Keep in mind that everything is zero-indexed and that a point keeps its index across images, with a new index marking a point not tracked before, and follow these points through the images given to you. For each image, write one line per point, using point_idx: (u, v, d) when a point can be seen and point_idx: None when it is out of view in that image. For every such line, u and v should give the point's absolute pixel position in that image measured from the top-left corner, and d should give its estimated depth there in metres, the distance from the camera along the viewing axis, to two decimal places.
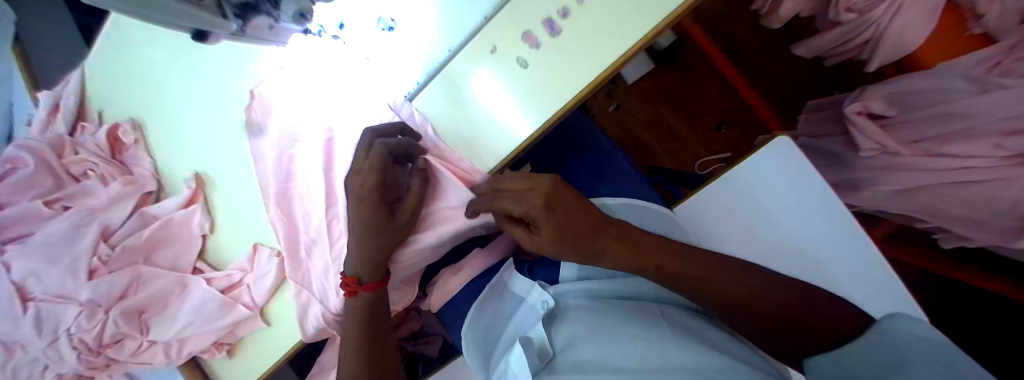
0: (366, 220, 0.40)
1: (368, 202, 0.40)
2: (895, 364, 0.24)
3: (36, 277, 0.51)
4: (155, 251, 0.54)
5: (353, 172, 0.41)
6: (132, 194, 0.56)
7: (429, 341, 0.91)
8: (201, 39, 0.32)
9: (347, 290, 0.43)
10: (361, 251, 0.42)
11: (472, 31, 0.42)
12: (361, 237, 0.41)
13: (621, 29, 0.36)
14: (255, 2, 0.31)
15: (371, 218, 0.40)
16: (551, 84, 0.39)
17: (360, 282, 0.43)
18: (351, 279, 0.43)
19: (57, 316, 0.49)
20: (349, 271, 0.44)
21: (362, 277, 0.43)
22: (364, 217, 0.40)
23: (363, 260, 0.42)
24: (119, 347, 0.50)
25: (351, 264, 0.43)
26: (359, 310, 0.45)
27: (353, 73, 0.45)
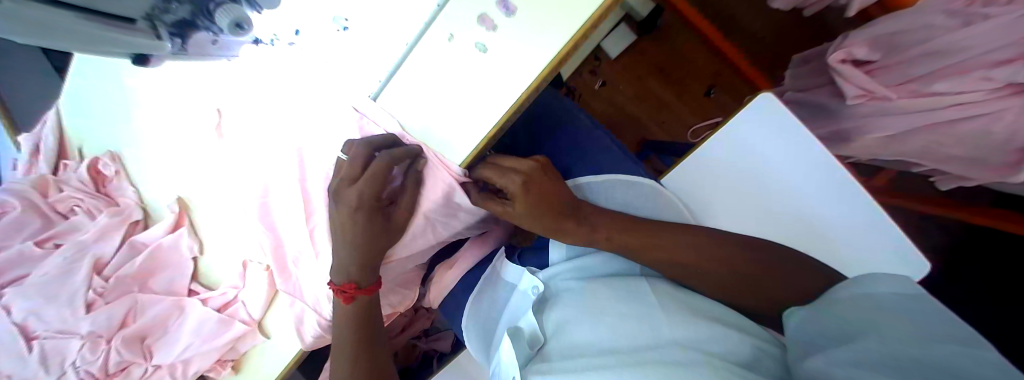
0: (367, 232, 0.41)
1: (369, 210, 0.41)
2: (866, 327, 0.25)
3: (37, 316, 0.51)
4: (150, 278, 0.54)
5: (349, 181, 0.40)
6: (118, 226, 0.56)
7: (440, 337, 0.92)
8: (142, 63, 0.32)
9: (346, 295, 0.43)
10: (356, 258, 0.42)
11: (429, 20, 0.40)
12: (355, 242, 0.42)
13: (580, 3, 0.35)
14: (192, 19, 0.30)
15: (371, 225, 0.41)
16: (514, 67, 0.38)
17: (358, 285, 0.44)
18: (349, 284, 0.43)
19: (64, 351, 0.50)
20: (342, 279, 0.44)
21: (359, 281, 0.44)
22: (363, 225, 0.41)
23: (359, 263, 0.43)
24: (126, 374, 0.51)
25: (345, 271, 0.43)
26: (352, 316, 0.45)
27: (315, 79, 0.45)
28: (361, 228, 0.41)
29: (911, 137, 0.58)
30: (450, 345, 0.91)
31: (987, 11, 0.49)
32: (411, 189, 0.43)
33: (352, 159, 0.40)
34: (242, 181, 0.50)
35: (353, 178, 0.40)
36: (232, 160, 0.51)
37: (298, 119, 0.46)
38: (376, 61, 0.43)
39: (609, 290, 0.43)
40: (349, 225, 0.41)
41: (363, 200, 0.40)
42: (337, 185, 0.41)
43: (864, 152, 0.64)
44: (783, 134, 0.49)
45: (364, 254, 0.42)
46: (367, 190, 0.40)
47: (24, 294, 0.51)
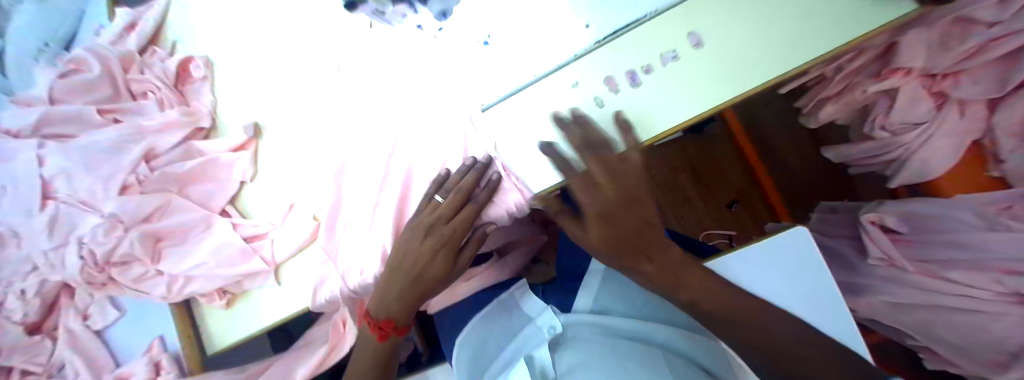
0: (432, 277, 0.48)
1: (441, 257, 0.47)
2: None
3: (66, 177, 0.52)
4: (190, 185, 0.54)
5: (438, 220, 0.46)
6: (183, 126, 0.56)
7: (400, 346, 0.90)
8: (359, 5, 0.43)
9: (381, 333, 0.51)
10: (405, 298, 0.49)
11: (560, 65, 0.45)
12: (414, 290, 0.48)
13: (698, 92, 0.40)
14: None
15: (434, 272, 0.48)
16: (621, 126, 0.43)
17: (395, 325, 0.51)
18: (386, 324, 0.51)
19: (75, 221, 0.51)
20: (382, 316, 0.51)
21: (396, 321, 0.51)
22: (428, 273, 0.48)
23: (403, 309, 0.50)
24: (125, 268, 0.51)
25: (385, 313, 0.50)
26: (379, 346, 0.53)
27: (441, 67, 0.50)
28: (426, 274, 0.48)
29: (916, 312, 0.62)
30: (408, 357, 0.90)
31: (1011, 223, 0.55)
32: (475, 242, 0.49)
33: (448, 204, 0.45)
34: (329, 133, 0.53)
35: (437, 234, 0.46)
36: (324, 111, 0.54)
37: (412, 97, 0.51)
38: (501, 77, 0.47)
39: (627, 353, 0.44)
40: (419, 267, 0.47)
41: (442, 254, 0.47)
42: (428, 221, 0.46)
43: (868, 310, 0.68)
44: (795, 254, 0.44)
45: (415, 301, 0.50)
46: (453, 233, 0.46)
47: (63, 152, 0.52)
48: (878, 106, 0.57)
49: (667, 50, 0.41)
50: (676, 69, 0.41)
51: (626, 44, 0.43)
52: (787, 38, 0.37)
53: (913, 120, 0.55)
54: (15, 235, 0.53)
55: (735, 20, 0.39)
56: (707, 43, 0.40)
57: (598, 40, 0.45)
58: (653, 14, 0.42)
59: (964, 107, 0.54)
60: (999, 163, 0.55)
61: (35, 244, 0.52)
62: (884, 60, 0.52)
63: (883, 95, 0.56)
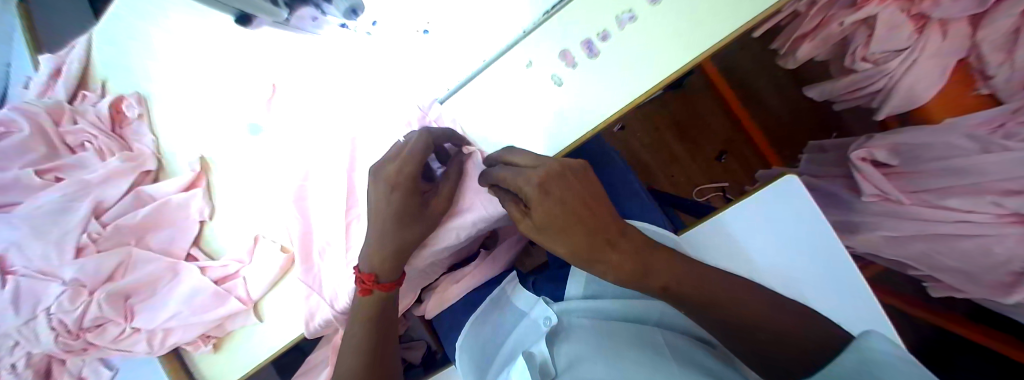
0: (400, 218, 0.39)
1: (401, 189, 0.38)
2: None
3: (18, 249, 0.49)
4: (149, 233, 0.52)
5: (388, 158, 0.39)
6: (129, 172, 0.53)
7: (412, 346, 0.91)
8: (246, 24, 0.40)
9: (364, 287, 0.42)
10: (381, 244, 0.40)
11: (511, 46, 0.43)
12: (390, 228, 0.40)
13: (659, 57, 0.38)
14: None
15: (406, 209, 0.39)
16: (585, 103, 0.41)
17: (377, 279, 0.42)
18: (369, 277, 0.41)
19: (39, 293, 0.48)
20: (366, 268, 0.42)
21: (380, 275, 0.42)
22: (399, 207, 0.39)
23: (382, 256, 0.41)
24: (100, 332, 0.48)
25: (369, 260, 0.41)
26: (367, 312, 0.44)
27: (383, 66, 0.46)
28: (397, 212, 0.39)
29: (912, 242, 0.61)
30: (421, 357, 0.90)
31: (1007, 143, 0.53)
32: (453, 176, 0.41)
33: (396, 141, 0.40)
34: (281, 155, 0.50)
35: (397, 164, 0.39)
36: (274, 132, 0.51)
37: (353, 101, 0.47)
38: (450, 68, 0.45)
39: (626, 338, 0.41)
40: (386, 201, 0.39)
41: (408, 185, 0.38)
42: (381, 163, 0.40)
43: (866, 244, 0.66)
44: (793, 202, 0.44)
45: (395, 249, 0.40)
46: (406, 168, 0.38)
47: (7, 223, 0.50)
48: (857, 39, 0.54)
49: (622, 11, 0.39)
50: (632, 34, 0.39)
51: (577, 10, 0.40)
52: None
53: (894, 48, 0.52)
54: None
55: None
56: None
57: (545, 10, 0.41)
58: None
59: (946, 28, 0.50)
60: (987, 80, 0.54)
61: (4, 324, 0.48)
62: None
63: (861, 26, 0.53)
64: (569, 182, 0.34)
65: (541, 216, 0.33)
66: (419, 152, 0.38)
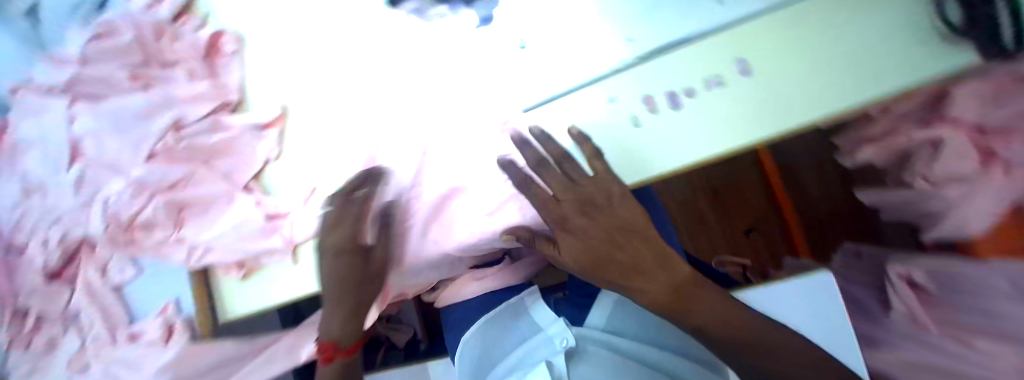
0: (348, 270, 0.54)
1: (346, 252, 0.53)
2: None
3: (96, 140, 0.53)
4: (216, 157, 0.54)
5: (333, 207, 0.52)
6: (209, 100, 0.54)
7: (399, 330, 0.95)
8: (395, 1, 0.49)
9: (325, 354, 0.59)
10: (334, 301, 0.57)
11: (599, 77, 0.44)
12: (336, 280, 0.54)
13: (746, 125, 0.41)
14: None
15: (352, 270, 0.55)
16: (660, 148, 0.43)
17: (336, 347, 0.60)
18: (327, 345, 0.59)
19: (101, 182, 0.53)
20: (326, 337, 0.60)
21: (338, 343, 0.60)
22: (342, 271, 0.54)
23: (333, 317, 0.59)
24: (148, 233, 0.51)
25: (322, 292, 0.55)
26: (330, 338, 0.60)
27: (472, 61, 0.48)
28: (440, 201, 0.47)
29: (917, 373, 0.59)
30: (405, 343, 0.94)
31: None
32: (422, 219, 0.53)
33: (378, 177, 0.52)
34: (354, 120, 0.52)
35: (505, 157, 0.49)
36: (348, 97, 0.52)
37: (437, 88, 0.49)
38: (539, 81, 0.46)
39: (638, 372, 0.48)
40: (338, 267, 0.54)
41: (502, 176, 0.48)
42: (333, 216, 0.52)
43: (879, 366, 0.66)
44: None
45: (339, 296, 0.56)
46: (348, 235, 0.53)
47: (92, 113, 0.54)
48: (921, 154, 0.56)
49: (710, 75, 0.41)
50: (718, 97, 0.41)
51: (670, 63, 0.42)
52: (828, 82, 0.38)
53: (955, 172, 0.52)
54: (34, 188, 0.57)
55: (783, 57, 0.39)
56: (753, 72, 0.40)
57: (639, 54, 0.43)
58: (703, 35, 0.41)
59: None
60: None
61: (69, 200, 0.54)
62: (931, 110, 0.53)
63: (926, 144, 0.55)
64: (599, 205, 0.48)
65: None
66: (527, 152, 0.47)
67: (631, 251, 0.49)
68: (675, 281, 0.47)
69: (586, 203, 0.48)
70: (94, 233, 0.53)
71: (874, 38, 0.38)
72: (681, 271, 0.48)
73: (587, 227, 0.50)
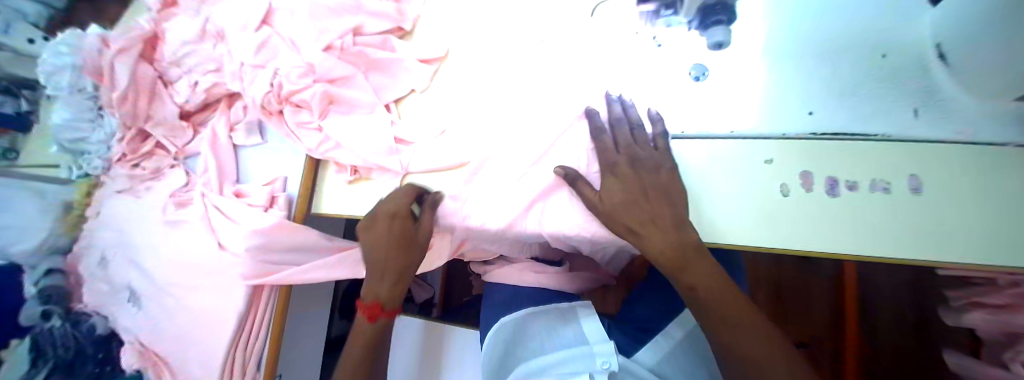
0: (400, 230, 0.51)
1: (402, 214, 0.51)
2: None
3: (289, 12, 0.57)
4: (373, 70, 0.58)
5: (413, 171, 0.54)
6: (387, 21, 0.59)
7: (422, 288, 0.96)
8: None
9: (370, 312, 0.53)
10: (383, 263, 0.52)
11: (762, 135, 0.42)
12: (386, 240, 0.52)
13: (896, 237, 0.38)
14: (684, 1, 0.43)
15: (402, 232, 0.51)
16: (799, 227, 0.40)
17: (382, 307, 0.53)
18: (374, 304, 0.53)
19: (276, 53, 0.57)
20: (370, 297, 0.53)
21: (384, 303, 0.53)
22: (394, 230, 0.51)
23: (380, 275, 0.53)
24: (296, 113, 0.56)
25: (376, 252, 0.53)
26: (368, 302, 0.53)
27: (637, 72, 0.48)
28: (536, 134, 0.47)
29: None
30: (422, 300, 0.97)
31: None
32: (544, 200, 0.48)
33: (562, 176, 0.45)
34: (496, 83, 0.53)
35: (617, 142, 0.44)
36: (501, 67, 0.54)
37: (594, 82, 0.49)
38: (696, 115, 0.45)
39: None
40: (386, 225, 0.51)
41: (610, 166, 0.43)
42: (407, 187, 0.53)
43: None
44: None
45: (389, 253, 0.52)
46: (405, 197, 0.52)
47: None
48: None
49: (880, 177, 0.39)
50: (882, 201, 0.39)
51: (842, 150, 0.40)
52: (1001, 228, 0.36)
53: None
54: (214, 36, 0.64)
55: (960, 192, 0.37)
56: (926, 192, 0.38)
57: (812, 130, 0.41)
58: (883, 137, 0.40)
59: None
60: None
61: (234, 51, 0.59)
62: None
63: None
64: (650, 202, 0.41)
65: (620, 196, 0.42)
66: (645, 154, 0.43)
67: (700, 267, 0.39)
68: (724, 303, 0.38)
69: (644, 196, 0.41)
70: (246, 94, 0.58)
71: None
72: (731, 297, 0.38)
73: (647, 220, 0.41)
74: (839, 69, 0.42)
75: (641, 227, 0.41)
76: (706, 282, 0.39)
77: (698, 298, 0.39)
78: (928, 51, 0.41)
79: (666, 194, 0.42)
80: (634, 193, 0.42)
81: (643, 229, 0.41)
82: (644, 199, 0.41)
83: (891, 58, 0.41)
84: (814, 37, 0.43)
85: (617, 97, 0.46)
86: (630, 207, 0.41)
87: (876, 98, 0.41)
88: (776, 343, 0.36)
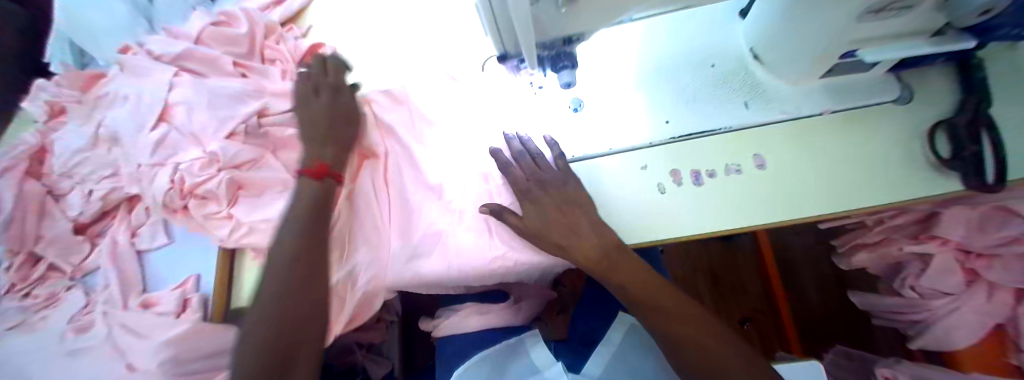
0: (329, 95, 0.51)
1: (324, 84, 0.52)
2: None
3: (187, 107, 0.57)
4: (283, 148, 0.59)
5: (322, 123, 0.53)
6: (293, 99, 0.62)
7: (380, 362, 0.88)
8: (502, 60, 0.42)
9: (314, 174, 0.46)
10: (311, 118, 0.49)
11: (635, 146, 0.48)
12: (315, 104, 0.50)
13: (761, 205, 0.44)
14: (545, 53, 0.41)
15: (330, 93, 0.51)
16: (683, 216, 0.45)
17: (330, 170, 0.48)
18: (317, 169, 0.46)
19: (178, 149, 0.56)
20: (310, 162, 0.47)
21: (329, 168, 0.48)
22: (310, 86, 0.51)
23: (322, 138, 0.48)
24: (202, 205, 0.53)
25: (319, 148, 0.48)
26: (311, 196, 0.46)
27: (527, 112, 0.53)
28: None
29: None
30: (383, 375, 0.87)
31: None
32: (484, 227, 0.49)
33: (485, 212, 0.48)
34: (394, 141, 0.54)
35: (524, 173, 0.47)
36: None
37: (493, 125, 0.53)
38: (580, 140, 0.50)
39: None
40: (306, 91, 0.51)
41: (524, 193, 0.46)
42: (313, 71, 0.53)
43: None
44: None
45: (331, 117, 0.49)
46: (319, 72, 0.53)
47: (193, 86, 0.58)
48: (912, 267, 0.60)
49: (731, 162, 0.46)
50: (738, 180, 0.46)
51: (698, 147, 0.48)
52: (834, 183, 0.44)
53: (942, 289, 0.57)
54: (110, 142, 0.61)
55: (794, 159, 0.45)
56: (768, 167, 0.45)
57: (672, 135, 0.48)
58: (727, 130, 0.47)
59: (993, 290, 0.55)
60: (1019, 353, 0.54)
61: (130, 154, 0.57)
62: (923, 225, 0.56)
63: (919, 259, 0.59)
64: (572, 213, 0.44)
65: (543, 217, 0.44)
66: (550, 176, 0.47)
67: (626, 262, 0.44)
68: (649, 285, 0.44)
69: (565, 207, 0.45)
70: (146, 194, 0.55)
71: (869, 153, 0.44)
72: (652, 277, 0.44)
73: (573, 232, 0.44)
74: (683, 81, 0.49)
75: (566, 240, 0.44)
76: (634, 273, 0.44)
77: (628, 288, 0.44)
78: (745, 57, 0.49)
79: (577, 203, 0.45)
80: (553, 211, 0.45)
81: (572, 240, 0.44)
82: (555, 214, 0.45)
83: (720, 66, 0.49)
84: (659, 58, 0.51)
85: (515, 135, 0.49)
86: (557, 223, 0.44)
87: (716, 99, 0.48)
88: (690, 303, 0.44)
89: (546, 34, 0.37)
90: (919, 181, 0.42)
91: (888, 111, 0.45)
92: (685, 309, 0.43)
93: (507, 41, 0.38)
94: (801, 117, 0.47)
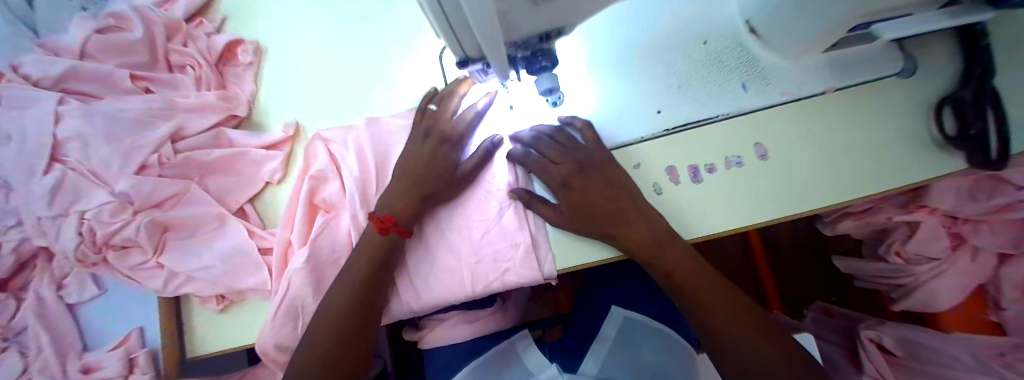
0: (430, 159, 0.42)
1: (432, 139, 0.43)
2: None
3: (81, 141, 0.48)
4: (212, 174, 0.51)
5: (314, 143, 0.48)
6: (214, 114, 0.52)
7: None
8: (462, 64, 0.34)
9: (381, 226, 0.41)
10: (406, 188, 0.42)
11: (622, 143, 0.43)
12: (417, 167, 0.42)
13: (767, 200, 0.40)
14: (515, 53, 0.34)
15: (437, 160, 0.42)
16: (681, 218, 0.41)
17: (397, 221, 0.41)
18: (388, 218, 0.41)
19: (83, 192, 0.47)
20: (384, 211, 0.42)
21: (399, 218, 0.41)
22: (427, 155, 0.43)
23: (406, 195, 0.42)
24: (124, 254, 0.47)
25: (390, 202, 0.42)
26: (374, 248, 0.41)
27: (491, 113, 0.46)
28: (426, 178, 0.42)
29: None
30: None
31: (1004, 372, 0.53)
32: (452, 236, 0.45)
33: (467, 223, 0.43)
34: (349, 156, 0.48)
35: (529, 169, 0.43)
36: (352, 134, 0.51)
37: None
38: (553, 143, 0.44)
39: None
40: (422, 158, 0.43)
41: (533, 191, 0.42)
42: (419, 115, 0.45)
43: None
44: None
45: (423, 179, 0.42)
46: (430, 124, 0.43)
47: (83, 114, 0.49)
48: (898, 233, 0.57)
49: (731, 154, 0.41)
50: (739, 174, 0.41)
51: (694, 139, 0.42)
52: (844, 168, 0.39)
53: (928, 254, 0.56)
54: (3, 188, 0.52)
55: (799, 142, 0.41)
56: (771, 156, 0.41)
57: (665, 127, 0.42)
58: (724, 117, 0.42)
59: (976, 254, 0.55)
60: (998, 311, 0.55)
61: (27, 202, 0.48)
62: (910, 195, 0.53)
63: (904, 226, 0.57)
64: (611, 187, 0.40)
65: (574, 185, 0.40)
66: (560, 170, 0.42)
67: (664, 241, 0.39)
68: (686, 264, 0.39)
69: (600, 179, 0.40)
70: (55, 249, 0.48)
71: (878, 132, 0.40)
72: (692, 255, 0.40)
73: (607, 207, 0.39)
74: (672, 63, 0.43)
75: (604, 213, 0.39)
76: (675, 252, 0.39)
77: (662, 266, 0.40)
78: (741, 30, 0.43)
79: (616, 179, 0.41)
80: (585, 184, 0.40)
81: (606, 210, 0.39)
82: (603, 204, 0.40)
83: (712, 44, 0.43)
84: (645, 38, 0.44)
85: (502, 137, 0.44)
86: (587, 195, 0.40)
87: (709, 82, 0.42)
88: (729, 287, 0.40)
89: (513, 33, 0.30)
90: (926, 160, 0.39)
91: (891, 86, 0.41)
92: (722, 293, 0.39)
93: (467, 46, 0.31)
94: (804, 97, 0.41)
